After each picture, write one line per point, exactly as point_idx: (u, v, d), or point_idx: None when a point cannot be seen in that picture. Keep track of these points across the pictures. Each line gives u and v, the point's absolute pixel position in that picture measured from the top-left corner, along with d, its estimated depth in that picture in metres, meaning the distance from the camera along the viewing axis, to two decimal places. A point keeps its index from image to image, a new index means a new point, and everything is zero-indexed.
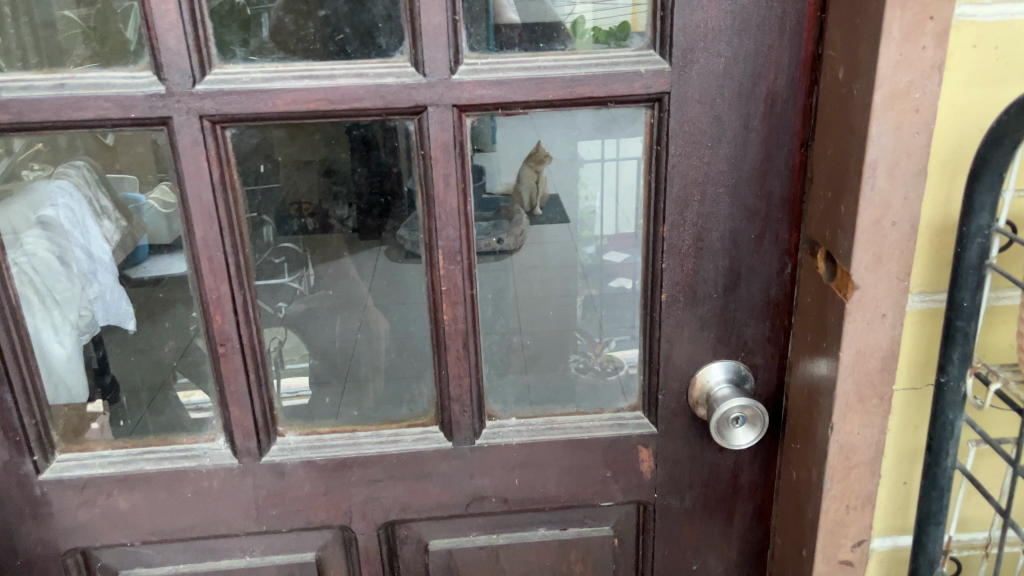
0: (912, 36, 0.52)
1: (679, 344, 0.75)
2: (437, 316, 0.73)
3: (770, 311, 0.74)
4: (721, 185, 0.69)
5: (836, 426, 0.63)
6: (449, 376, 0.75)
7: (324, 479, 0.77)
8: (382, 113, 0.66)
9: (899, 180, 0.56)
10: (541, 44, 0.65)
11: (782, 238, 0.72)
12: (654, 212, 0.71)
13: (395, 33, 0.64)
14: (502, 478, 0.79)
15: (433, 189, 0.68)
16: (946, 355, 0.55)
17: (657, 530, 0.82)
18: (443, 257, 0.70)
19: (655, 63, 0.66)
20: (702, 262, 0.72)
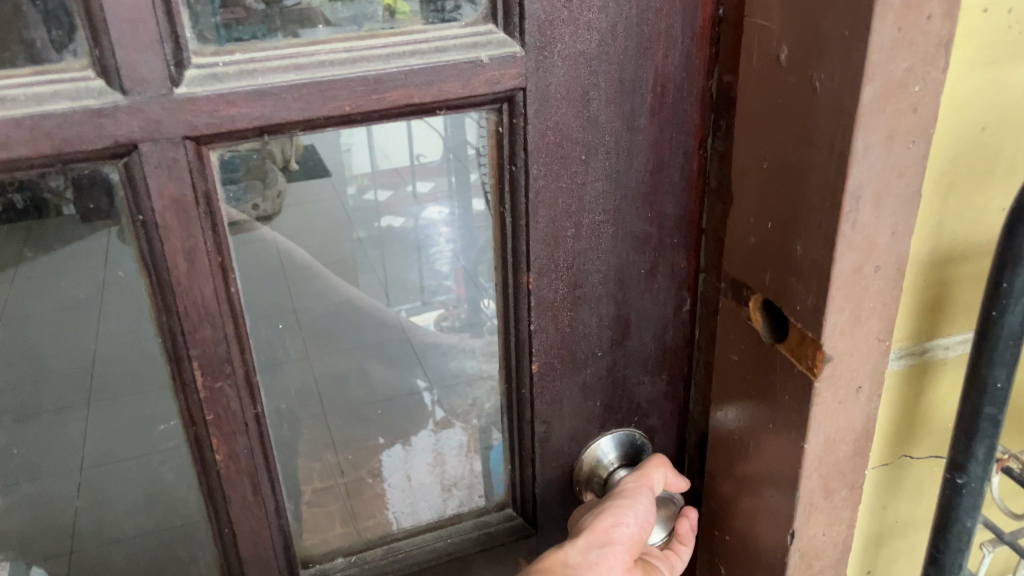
0: (915, 3, 0.34)
1: (557, 422, 0.54)
2: (203, 456, 0.47)
3: (664, 360, 0.56)
4: (601, 211, 0.48)
5: (798, 533, 0.46)
6: (239, 530, 0.49)
7: None
8: (53, 159, 0.37)
9: (887, 212, 0.39)
10: (319, 24, 0.39)
11: (678, 267, 0.53)
12: (512, 256, 0.49)
13: (56, 17, 0.35)
14: None
15: (164, 279, 0.41)
16: (966, 449, 0.39)
17: None
18: (201, 376, 0.44)
19: (499, 45, 0.42)
20: (582, 314, 0.51)
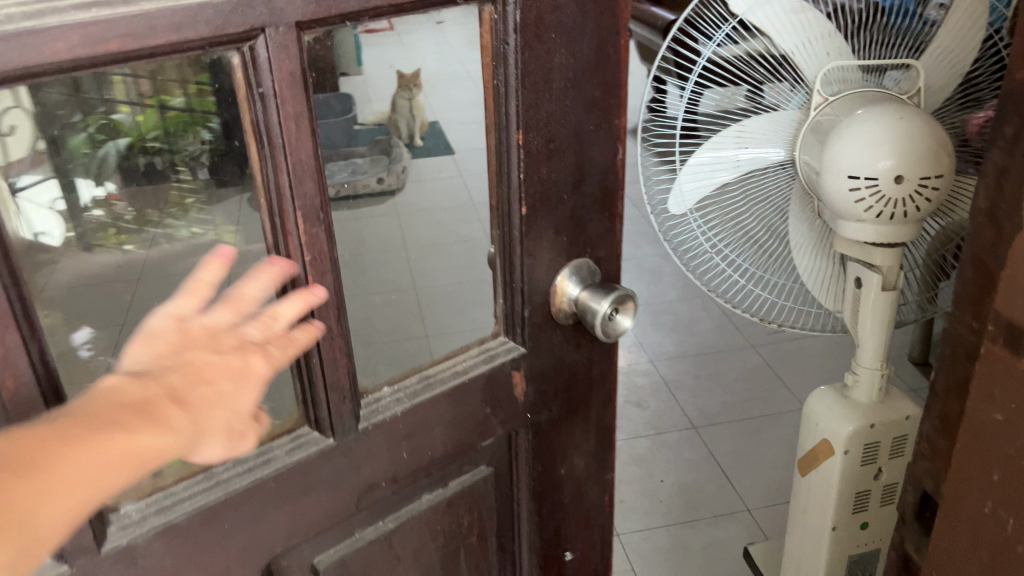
0: None
1: (529, 267, 0.77)
2: (297, 285, 0.63)
3: (600, 203, 0.79)
4: (565, 80, 0.70)
5: None
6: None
7: (186, 541, 0.64)
8: (203, 44, 0.52)
9: None
10: None
11: (615, 124, 0.76)
12: (505, 121, 0.70)
13: None
14: (392, 457, 0.75)
15: (273, 134, 0.57)
16: None
17: (524, 449, 0.88)
18: (303, 221, 0.61)
19: None
20: (553, 164, 0.73)
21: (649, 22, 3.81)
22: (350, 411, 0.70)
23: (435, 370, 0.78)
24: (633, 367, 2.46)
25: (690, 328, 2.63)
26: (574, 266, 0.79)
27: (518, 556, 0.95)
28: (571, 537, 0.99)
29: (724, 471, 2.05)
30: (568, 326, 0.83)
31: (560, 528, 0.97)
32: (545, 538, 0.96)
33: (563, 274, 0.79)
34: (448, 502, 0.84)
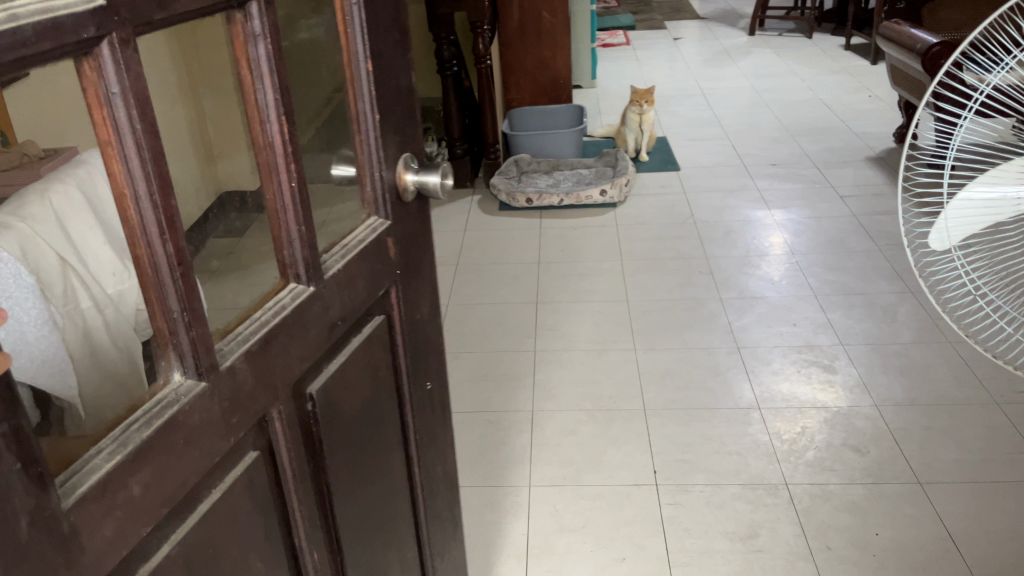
0: None
1: (384, 164, 1.04)
2: (286, 177, 0.86)
3: (409, 110, 1.09)
4: (379, 22, 0.99)
5: None
6: (275, 214, 0.87)
7: (256, 365, 0.85)
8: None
9: None
10: None
11: (406, 53, 1.07)
12: (358, 57, 0.96)
13: None
14: (342, 300, 0.99)
15: (263, 58, 0.80)
16: None
17: (398, 300, 1.15)
18: (286, 121, 0.84)
19: None
20: (383, 83, 1.01)
21: (904, 44, 3.55)
22: (319, 265, 0.93)
23: (347, 240, 1.01)
24: (853, 410, 2.31)
25: (923, 376, 2.42)
26: (403, 159, 1.08)
27: (404, 390, 1.22)
28: (426, 368, 1.28)
29: (950, 534, 1.87)
30: (404, 203, 1.11)
31: (421, 359, 1.26)
32: (415, 370, 1.24)
33: (399, 167, 1.08)
34: (369, 340, 1.09)
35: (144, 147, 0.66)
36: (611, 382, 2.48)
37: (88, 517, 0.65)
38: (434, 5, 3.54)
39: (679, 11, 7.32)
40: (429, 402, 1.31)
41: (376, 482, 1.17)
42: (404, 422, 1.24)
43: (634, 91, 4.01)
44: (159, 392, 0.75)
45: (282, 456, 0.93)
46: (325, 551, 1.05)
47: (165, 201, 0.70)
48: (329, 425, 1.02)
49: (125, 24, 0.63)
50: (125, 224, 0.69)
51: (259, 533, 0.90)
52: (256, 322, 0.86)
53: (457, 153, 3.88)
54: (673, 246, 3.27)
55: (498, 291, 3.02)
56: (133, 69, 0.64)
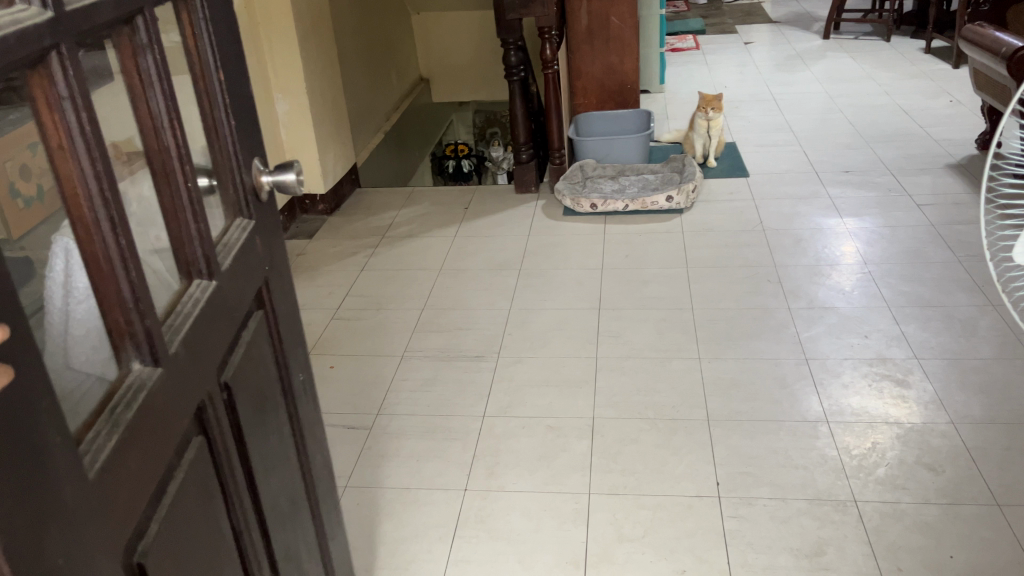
0: None
1: (242, 170, 1.16)
2: (181, 178, 0.96)
3: (251, 119, 1.21)
4: (222, 45, 1.11)
5: None
6: (175, 214, 0.96)
7: (190, 350, 0.94)
8: (121, 17, 0.84)
9: None
10: None
11: (243, 73, 1.19)
12: (209, 79, 1.08)
13: None
14: (234, 295, 1.09)
15: (152, 71, 0.90)
16: None
17: (272, 294, 1.26)
18: (174, 127, 0.95)
19: None
20: (231, 98, 1.13)
21: (988, 48, 3.41)
22: (216, 261, 1.03)
23: (226, 240, 1.11)
24: (928, 427, 2.22)
25: (1005, 393, 2.32)
26: (256, 165, 1.20)
27: (286, 378, 1.32)
28: (298, 359, 1.37)
29: None
30: (262, 203, 1.23)
31: (294, 350, 1.36)
32: (290, 361, 1.33)
33: (254, 171, 1.20)
34: (253, 334, 1.17)
35: (93, 147, 0.75)
36: (674, 391, 2.45)
37: (105, 490, 0.73)
38: (503, 10, 3.54)
39: (751, 15, 7.19)
40: (306, 392, 1.40)
41: (280, 467, 1.26)
42: (289, 412, 1.33)
43: (701, 96, 3.95)
44: (126, 379, 0.82)
45: (216, 443, 1.02)
46: (255, 530, 1.13)
47: (111, 196, 0.78)
48: (242, 411, 1.10)
49: (68, 34, 0.71)
50: (79, 225, 0.76)
51: (210, 516, 0.98)
52: (183, 314, 0.94)
53: (522, 158, 3.89)
54: (740, 254, 3.20)
55: (560, 297, 3.01)
56: (78, 76, 0.73)
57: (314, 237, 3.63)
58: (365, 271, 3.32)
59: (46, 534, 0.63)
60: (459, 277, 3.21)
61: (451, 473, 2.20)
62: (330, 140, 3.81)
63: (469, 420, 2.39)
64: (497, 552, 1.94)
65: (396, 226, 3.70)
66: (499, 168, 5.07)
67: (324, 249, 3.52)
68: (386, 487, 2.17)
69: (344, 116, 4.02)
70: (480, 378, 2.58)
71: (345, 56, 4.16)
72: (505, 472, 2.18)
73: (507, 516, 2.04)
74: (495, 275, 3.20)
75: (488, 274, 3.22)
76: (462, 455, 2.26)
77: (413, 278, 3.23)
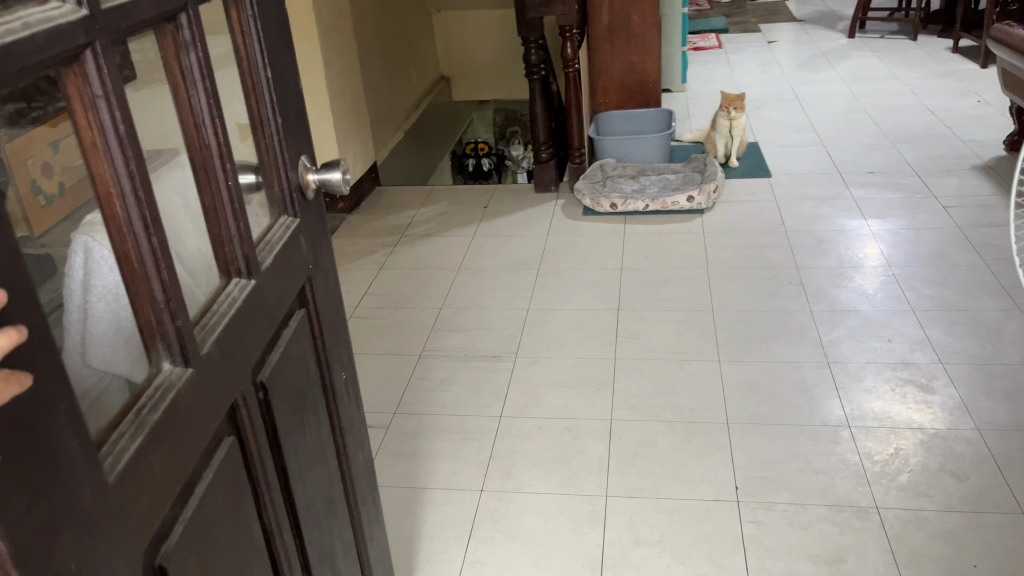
0: None
1: (288, 168, 1.16)
2: (220, 177, 0.95)
3: (300, 115, 1.21)
4: (272, 42, 1.11)
5: None
6: (215, 213, 0.96)
7: (225, 350, 0.93)
8: (161, 13, 0.83)
9: None
10: None
11: (292, 69, 1.19)
12: (258, 76, 1.07)
13: None
14: (273, 294, 1.09)
15: (193, 68, 0.89)
16: None
17: (314, 292, 1.26)
18: (215, 125, 0.94)
19: None
20: (279, 96, 1.13)
21: (1016, 48, 3.34)
22: (256, 260, 1.03)
23: (268, 238, 1.11)
24: (952, 433, 2.19)
25: None
26: (302, 162, 1.20)
27: (327, 378, 1.31)
28: (340, 358, 1.37)
29: None
30: (307, 201, 1.23)
31: (336, 350, 1.35)
32: (331, 360, 1.33)
33: (300, 169, 1.20)
34: (293, 333, 1.17)
35: (128, 147, 0.74)
36: (692, 393, 2.43)
37: (127, 493, 0.72)
38: (524, 8, 3.53)
39: (775, 13, 7.12)
40: (346, 392, 1.39)
41: (317, 467, 1.25)
42: (330, 411, 1.33)
43: (723, 96, 3.91)
44: (155, 379, 0.81)
45: (248, 443, 1.01)
46: (287, 531, 1.13)
47: (146, 197, 0.77)
48: (278, 411, 1.10)
49: (104, 32, 0.70)
50: (112, 224, 0.75)
51: (238, 517, 0.97)
52: (218, 314, 0.94)
53: (543, 157, 3.87)
54: (761, 255, 3.17)
55: (578, 297, 2.99)
56: (113, 75, 0.71)
57: (333, 234, 3.64)
58: (383, 269, 3.32)
59: (59, 538, 0.63)
60: (477, 276, 3.20)
61: (467, 473, 2.19)
62: (350, 138, 3.82)
63: (486, 420, 2.39)
64: (513, 553, 1.93)
65: (414, 224, 3.70)
66: (518, 167, 5.06)
67: (343, 247, 3.52)
68: (402, 486, 2.17)
69: (363, 115, 4.02)
70: (498, 378, 2.57)
71: (365, 55, 4.17)
72: (521, 473, 2.17)
73: (523, 517, 2.03)
74: (513, 275, 3.19)
75: (506, 274, 3.21)
76: (479, 455, 2.25)
77: (431, 277, 3.23)
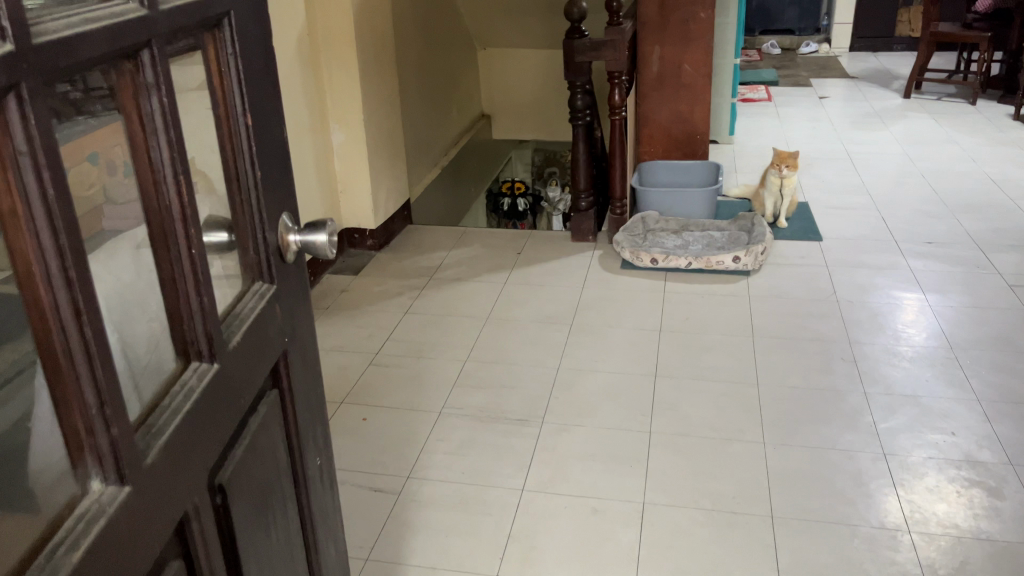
0: None
1: (266, 227, 1.02)
2: (178, 245, 0.80)
3: (283, 168, 1.08)
4: (255, 86, 0.98)
5: None
6: (175, 284, 0.81)
7: (176, 455, 0.77)
8: (122, 49, 0.69)
9: None
10: None
11: (279, 118, 1.06)
12: (233, 122, 0.95)
13: None
14: (240, 378, 0.92)
15: (156, 115, 0.75)
16: None
17: (291, 368, 1.09)
18: (177, 183, 0.79)
19: (222, 23, 0.91)
20: (259, 146, 1.00)
21: None
22: (221, 339, 0.87)
23: (237, 310, 0.96)
24: None
25: None
26: (283, 222, 1.06)
27: (298, 468, 1.13)
28: (314, 441, 1.19)
29: None
30: (285, 264, 1.08)
31: (311, 434, 1.18)
32: (304, 446, 1.15)
33: (281, 229, 1.06)
34: (262, 419, 1.00)
35: (57, 217, 0.59)
36: (732, 479, 2.21)
37: None
38: (572, 52, 3.39)
39: (826, 68, 6.95)
40: (321, 479, 1.22)
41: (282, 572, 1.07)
42: (300, 504, 1.15)
43: (775, 152, 3.72)
44: (78, 505, 0.65)
45: (199, 562, 0.84)
46: None
47: (81, 278, 0.62)
48: (238, 518, 0.92)
49: (34, 73, 0.57)
50: (32, 313, 0.61)
51: None
52: (169, 411, 0.77)
53: (581, 206, 3.72)
54: (812, 326, 2.96)
55: (613, 359, 2.80)
56: (41, 125, 0.58)
57: (360, 273, 3.50)
58: (408, 314, 3.16)
59: None
60: (506, 329, 3.03)
61: (482, 555, 1.99)
62: (384, 175, 3.69)
63: (506, 493, 2.19)
64: None
65: (444, 267, 3.55)
66: (554, 210, 4.91)
67: (368, 288, 3.37)
68: (410, 565, 1.98)
69: (400, 151, 3.89)
70: (522, 445, 2.37)
71: (405, 90, 4.06)
72: (542, 559, 1.97)
73: None
74: (545, 329, 3.01)
75: (536, 327, 3.03)
76: (496, 534, 2.05)
77: (457, 326, 3.06)
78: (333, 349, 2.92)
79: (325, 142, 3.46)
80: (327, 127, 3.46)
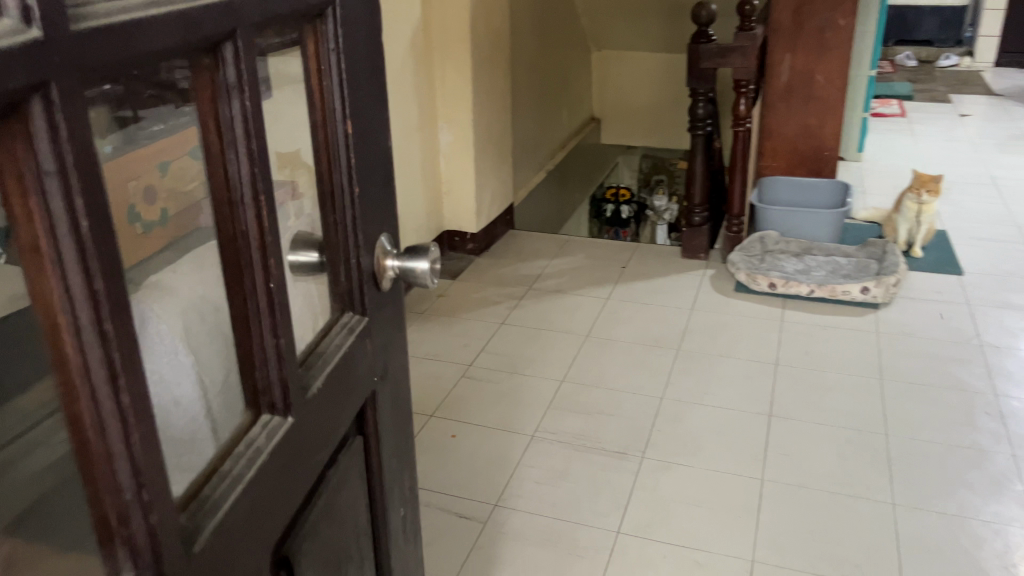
0: None
1: (361, 250, 0.88)
2: (254, 276, 0.67)
3: (386, 181, 0.94)
4: (359, 86, 0.85)
5: None
6: (247, 323, 0.69)
7: (234, 533, 0.64)
8: (198, 40, 0.56)
9: None
10: None
11: (385, 123, 0.92)
12: (331, 128, 0.81)
13: None
14: (320, 431, 0.79)
15: (237, 121, 0.63)
16: None
17: (380, 412, 0.96)
18: (260, 203, 0.66)
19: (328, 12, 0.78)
20: (359, 157, 0.86)
21: None
22: (299, 387, 0.74)
23: (321, 347, 0.82)
24: None
25: None
26: (381, 243, 0.92)
27: (381, 523, 1.00)
28: (401, 490, 1.06)
29: None
30: (381, 293, 0.94)
31: (397, 483, 1.04)
32: (389, 497, 1.02)
33: (378, 252, 0.92)
34: (342, 474, 0.87)
35: (92, 257, 0.46)
36: (856, 542, 1.97)
37: None
38: (697, 56, 3.17)
39: (968, 84, 6.43)
40: (404, 533, 1.08)
41: None
42: (380, 562, 1.01)
43: (916, 175, 3.37)
44: None
45: None
46: None
47: (119, 330, 0.49)
48: None
49: (69, 71, 0.44)
50: (58, 372, 0.48)
51: None
52: (229, 480, 0.64)
53: (695, 221, 3.49)
54: (950, 372, 2.66)
55: (723, 391, 2.58)
56: (75, 136, 0.44)
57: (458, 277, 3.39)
58: (505, 324, 3.02)
59: None
60: (608, 348, 2.84)
61: None
62: (490, 178, 3.57)
63: (601, 533, 2.02)
64: None
65: (545, 277, 3.39)
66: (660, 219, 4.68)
67: (466, 293, 3.25)
68: None
69: (507, 152, 3.76)
70: (620, 481, 2.19)
71: (516, 90, 3.92)
72: None
73: None
74: (650, 352, 2.81)
75: (640, 349, 2.84)
76: None
77: (556, 341, 2.90)
78: (426, 357, 2.81)
79: (432, 141, 3.36)
80: (435, 125, 3.36)
